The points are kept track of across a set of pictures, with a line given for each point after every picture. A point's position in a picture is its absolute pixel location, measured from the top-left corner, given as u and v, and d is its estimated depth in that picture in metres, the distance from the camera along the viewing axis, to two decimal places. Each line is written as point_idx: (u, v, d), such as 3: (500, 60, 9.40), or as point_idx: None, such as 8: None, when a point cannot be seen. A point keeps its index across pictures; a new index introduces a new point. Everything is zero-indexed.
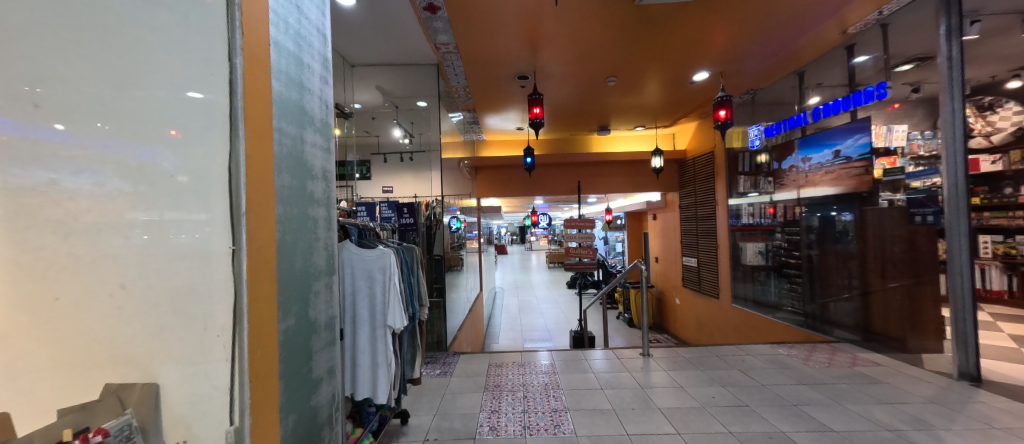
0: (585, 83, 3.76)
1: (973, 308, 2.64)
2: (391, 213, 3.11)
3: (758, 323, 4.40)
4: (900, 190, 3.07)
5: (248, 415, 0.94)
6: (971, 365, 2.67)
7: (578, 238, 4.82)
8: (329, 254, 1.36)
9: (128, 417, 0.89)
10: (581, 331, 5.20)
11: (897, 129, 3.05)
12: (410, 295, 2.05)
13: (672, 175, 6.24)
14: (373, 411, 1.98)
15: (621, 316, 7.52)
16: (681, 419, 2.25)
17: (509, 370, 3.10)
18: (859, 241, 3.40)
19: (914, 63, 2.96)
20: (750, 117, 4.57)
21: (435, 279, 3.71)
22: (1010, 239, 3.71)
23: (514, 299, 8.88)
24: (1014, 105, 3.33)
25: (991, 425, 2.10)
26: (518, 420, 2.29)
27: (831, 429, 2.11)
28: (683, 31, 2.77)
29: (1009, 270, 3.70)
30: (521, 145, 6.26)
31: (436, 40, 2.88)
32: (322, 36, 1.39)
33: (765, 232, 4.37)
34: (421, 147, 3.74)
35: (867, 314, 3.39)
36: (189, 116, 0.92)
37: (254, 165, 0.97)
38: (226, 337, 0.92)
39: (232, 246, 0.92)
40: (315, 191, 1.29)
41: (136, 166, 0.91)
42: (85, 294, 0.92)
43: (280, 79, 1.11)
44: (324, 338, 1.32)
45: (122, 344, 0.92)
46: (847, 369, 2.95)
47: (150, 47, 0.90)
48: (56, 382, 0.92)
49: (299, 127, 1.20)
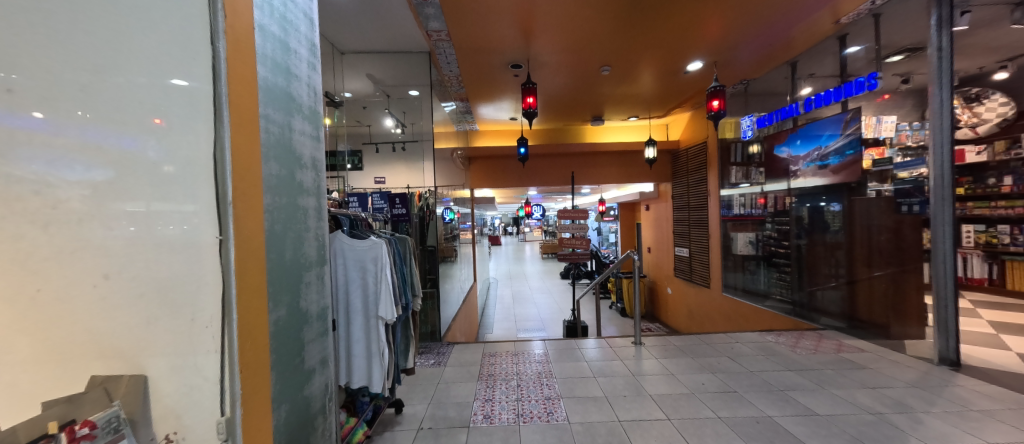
0: (580, 72, 3.71)
1: (954, 295, 2.68)
2: (382, 203, 3.16)
3: (747, 310, 4.49)
4: (888, 180, 3.16)
5: (240, 406, 0.95)
6: (952, 350, 2.72)
7: (572, 228, 4.78)
8: (319, 245, 1.35)
9: (115, 409, 0.88)
10: (574, 321, 5.30)
11: (886, 120, 3.20)
12: (403, 285, 2.04)
13: (665, 165, 6.24)
14: (367, 400, 1.98)
15: (615, 305, 7.63)
16: (672, 405, 2.30)
17: (503, 359, 3.14)
18: (846, 230, 3.45)
19: (905, 54, 3.07)
20: (742, 108, 4.57)
21: (429, 270, 3.67)
22: (991, 228, 4.10)
23: (507, 290, 8.95)
24: (1001, 97, 3.58)
25: (967, 408, 2.18)
26: (512, 408, 2.33)
27: (817, 413, 2.17)
28: (680, 16, 2.70)
29: (989, 258, 4.14)
30: (514, 135, 6.24)
31: (427, 26, 2.80)
32: (309, 20, 1.35)
33: (755, 223, 4.44)
34: (413, 136, 3.72)
35: (852, 302, 3.46)
36: (172, 103, 0.89)
37: (239, 153, 0.96)
38: (215, 328, 0.92)
39: (220, 236, 0.92)
40: (304, 180, 1.27)
41: (117, 154, 0.87)
42: (68, 286, 0.88)
43: (266, 65, 1.09)
44: (316, 329, 1.31)
45: (110, 337, 0.90)
46: (833, 355, 3.02)
47: (128, 31, 0.86)
48: (48, 375, 0.90)
49: (287, 115, 1.18)
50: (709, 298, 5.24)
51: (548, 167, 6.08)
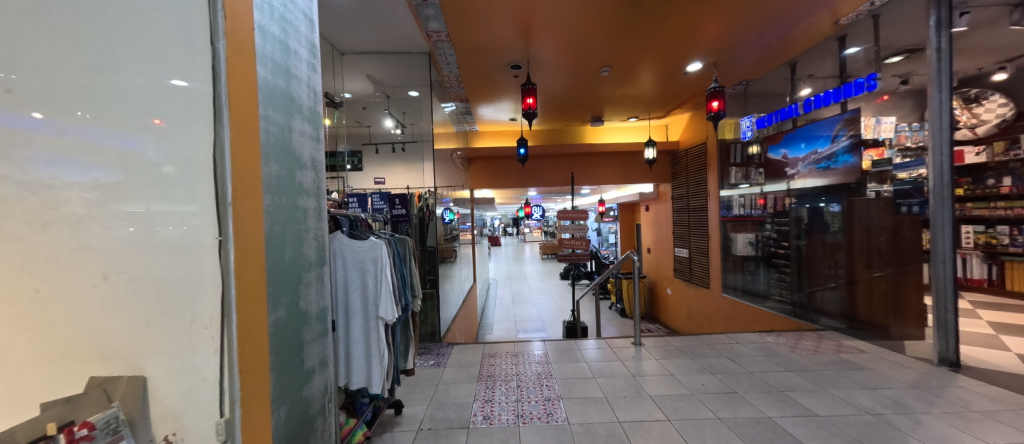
0: (580, 72, 3.71)
1: (954, 296, 2.68)
2: (382, 204, 3.21)
3: (747, 311, 4.48)
4: (887, 181, 3.17)
5: (239, 407, 0.95)
6: (951, 351, 2.72)
7: (572, 229, 4.77)
8: (319, 245, 1.35)
9: (114, 411, 0.87)
10: (574, 322, 5.29)
11: (885, 121, 3.20)
12: (402, 286, 2.03)
13: (665, 166, 6.25)
14: (366, 401, 1.97)
15: (615, 306, 7.63)
16: (672, 406, 2.30)
17: (503, 360, 3.13)
18: (845, 231, 3.45)
19: (904, 54, 3.07)
20: (742, 109, 4.57)
21: (429, 270, 3.67)
22: (991, 229, 4.10)
23: (507, 290, 8.95)
24: (1000, 98, 3.59)
25: (968, 408, 2.18)
26: (512, 409, 2.32)
27: (816, 414, 2.16)
28: (679, 18, 2.71)
29: (988, 259, 4.14)
30: (514, 136, 6.25)
31: (427, 27, 2.80)
32: (309, 21, 1.35)
33: (755, 223, 4.44)
34: (412, 137, 3.72)
35: (852, 303, 3.46)
36: (171, 104, 0.90)
37: (239, 154, 0.96)
38: (215, 328, 0.92)
39: (219, 237, 0.92)
40: (304, 181, 1.27)
41: (117, 155, 0.87)
42: (68, 287, 0.88)
43: (266, 65, 1.09)
44: (316, 330, 1.31)
45: (109, 339, 0.90)
46: (833, 356, 3.02)
47: (128, 32, 0.86)
48: (47, 376, 0.90)
49: (287, 115, 1.18)
50: (709, 298, 5.23)
51: (548, 168, 6.09)
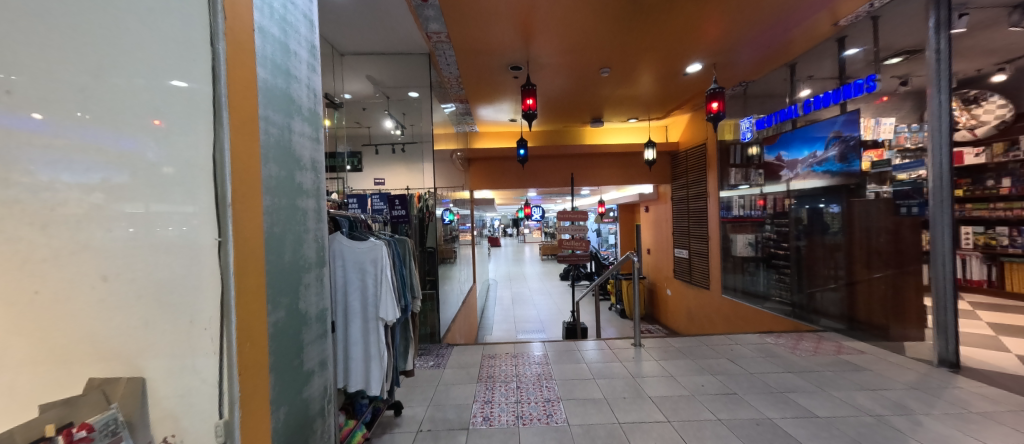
0: (580, 73, 3.72)
1: (954, 297, 2.68)
2: (382, 205, 3.18)
3: (747, 312, 4.48)
4: (887, 182, 3.14)
5: (238, 408, 0.95)
6: (951, 352, 2.72)
7: (572, 230, 4.74)
8: (319, 246, 1.35)
9: (113, 412, 0.87)
10: (574, 323, 5.29)
11: (885, 122, 3.16)
12: (402, 287, 2.03)
13: (665, 167, 6.25)
14: (366, 403, 1.96)
15: (615, 307, 7.62)
16: (671, 408, 2.29)
17: (503, 361, 3.13)
18: (845, 231, 3.46)
19: (903, 56, 3.04)
20: (741, 110, 4.58)
21: (428, 271, 3.67)
22: (990, 230, 4.10)
23: (507, 291, 8.94)
24: (999, 99, 3.62)
25: (968, 410, 2.18)
26: (511, 410, 2.32)
27: (816, 415, 2.16)
28: (678, 19, 2.72)
29: (988, 260, 4.15)
30: (514, 136, 6.25)
31: (427, 28, 2.81)
32: (309, 22, 1.35)
33: (754, 224, 4.45)
34: (412, 138, 3.72)
35: (851, 304, 3.46)
36: (171, 104, 0.89)
37: (239, 154, 0.96)
38: (214, 330, 0.92)
39: (218, 237, 0.91)
40: (304, 181, 1.27)
41: (117, 155, 0.87)
42: (67, 287, 0.88)
43: (266, 66, 1.09)
44: (315, 331, 1.31)
45: (106, 340, 0.90)
46: (832, 357, 3.02)
47: (128, 32, 0.86)
48: (45, 377, 0.89)
49: (287, 116, 1.18)
50: (709, 299, 5.23)
51: (548, 169, 6.09)
